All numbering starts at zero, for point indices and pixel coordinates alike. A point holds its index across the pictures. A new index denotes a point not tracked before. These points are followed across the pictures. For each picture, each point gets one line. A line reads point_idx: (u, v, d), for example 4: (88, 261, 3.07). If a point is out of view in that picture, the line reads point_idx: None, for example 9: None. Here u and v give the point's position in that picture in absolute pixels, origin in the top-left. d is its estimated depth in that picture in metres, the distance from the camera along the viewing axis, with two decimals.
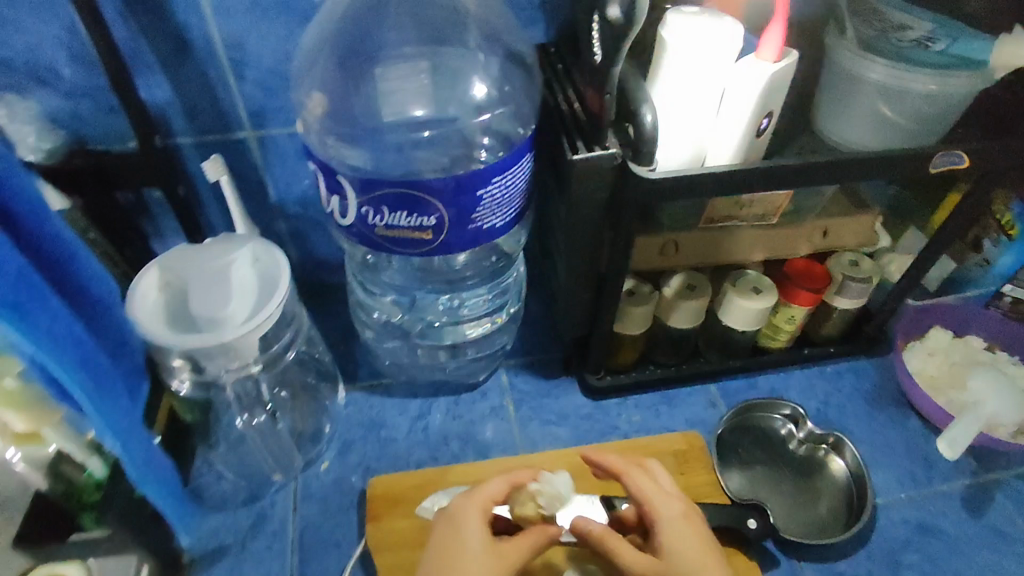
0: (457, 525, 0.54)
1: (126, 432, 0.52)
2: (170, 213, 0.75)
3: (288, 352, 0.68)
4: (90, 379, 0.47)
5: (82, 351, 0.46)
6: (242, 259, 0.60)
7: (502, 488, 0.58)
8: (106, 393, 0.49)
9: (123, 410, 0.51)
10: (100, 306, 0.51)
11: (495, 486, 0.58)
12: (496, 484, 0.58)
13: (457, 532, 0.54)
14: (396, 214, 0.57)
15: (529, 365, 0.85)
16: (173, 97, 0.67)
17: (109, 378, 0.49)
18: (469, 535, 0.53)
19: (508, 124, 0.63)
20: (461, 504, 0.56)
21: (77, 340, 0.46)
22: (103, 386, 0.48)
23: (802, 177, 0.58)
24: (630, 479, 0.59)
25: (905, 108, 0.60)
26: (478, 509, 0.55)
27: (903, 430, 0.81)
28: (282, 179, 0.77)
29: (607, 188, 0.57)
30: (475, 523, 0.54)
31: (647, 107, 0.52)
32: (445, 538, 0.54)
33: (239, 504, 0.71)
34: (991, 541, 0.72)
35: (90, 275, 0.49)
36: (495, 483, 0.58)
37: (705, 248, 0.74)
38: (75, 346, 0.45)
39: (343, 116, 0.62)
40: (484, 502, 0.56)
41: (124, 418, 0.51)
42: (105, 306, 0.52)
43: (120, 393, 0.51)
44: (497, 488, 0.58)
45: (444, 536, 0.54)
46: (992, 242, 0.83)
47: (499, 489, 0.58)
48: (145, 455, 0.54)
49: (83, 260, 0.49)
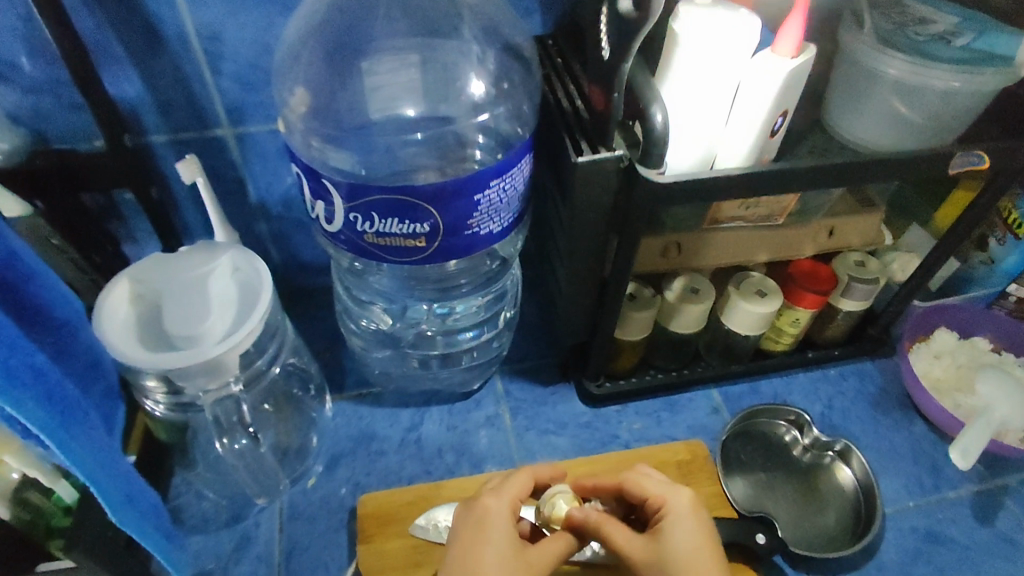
0: (481, 516, 0.54)
1: (98, 468, 0.47)
2: (142, 216, 0.71)
3: (272, 366, 0.64)
4: (55, 413, 0.42)
5: (44, 384, 0.41)
6: (220, 270, 0.56)
7: (527, 484, 0.59)
8: (73, 427, 0.44)
9: (93, 444, 0.46)
10: (66, 331, 0.47)
11: (521, 481, 0.59)
12: (522, 480, 0.59)
13: (480, 527, 0.54)
14: (387, 221, 0.53)
15: (525, 371, 0.82)
16: (143, 92, 0.62)
17: (76, 411, 0.44)
18: (493, 529, 0.53)
19: (507, 124, 0.59)
20: (494, 499, 0.56)
21: (37, 372, 0.40)
22: (69, 420, 0.43)
23: (816, 180, 0.55)
24: (636, 477, 0.58)
25: (924, 106, 0.57)
26: (508, 503, 0.56)
27: (910, 435, 0.79)
28: (263, 179, 0.72)
29: (612, 191, 0.53)
30: (500, 518, 0.54)
31: (658, 105, 0.48)
32: (467, 532, 0.54)
33: (222, 525, 0.68)
34: (1001, 549, 0.71)
35: (52, 295, 0.45)
36: (521, 479, 0.59)
37: (710, 248, 0.70)
38: (32, 381, 0.40)
39: (328, 113, 0.58)
40: (511, 500, 0.56)
41: (94, 452, 0.47)
42: (72, 327, 0.48)
43: (90, 424, 0.46)
44: (521, 485, 0.58)
45: (468, 529, 0.54)
46: (997, 241, 0.80)
47: (523, 487, 0.58)
48: (118, 493, 0.49)
49: (43, 280, 0.44)
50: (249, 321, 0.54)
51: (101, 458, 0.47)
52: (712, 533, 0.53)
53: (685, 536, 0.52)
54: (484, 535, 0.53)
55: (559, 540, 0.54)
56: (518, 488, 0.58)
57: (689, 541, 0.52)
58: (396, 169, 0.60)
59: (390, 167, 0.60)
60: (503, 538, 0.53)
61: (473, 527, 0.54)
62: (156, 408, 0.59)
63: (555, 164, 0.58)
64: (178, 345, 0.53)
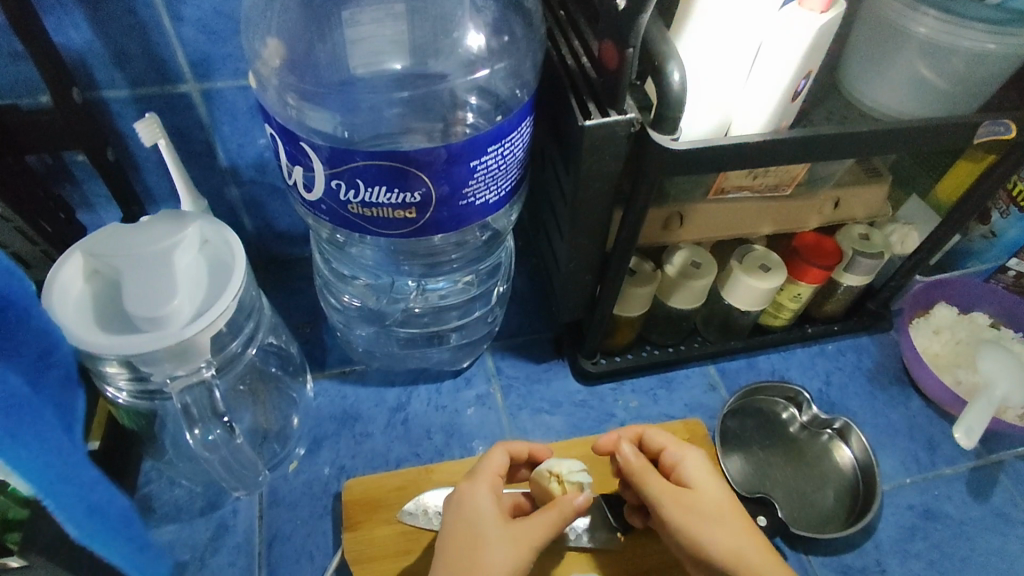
0: (468, 504, 0.51)
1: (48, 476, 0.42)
2: (97, 179, 0.65)
3: (248, 348, 0.59)
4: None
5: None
6: (187, 243, 0.51)
7: (506, 462, 0.56)
8: (19, 426, 0.39)
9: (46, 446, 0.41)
10: (13, 316, 0.40)
11: (497, 459, 0.56)
12: (499, 458, 0.56)
13: (476, 507, 0.50)
14: (374, 189, 0.48)
15: (517, 347, 0.78)
16: (93, 40, 0.55)
17: (25, 411, 0.39)
18: (484, 508, 0.50)
19: (505, 85, 0.53)
20: (468, 482, 0.53)
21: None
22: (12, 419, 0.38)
23: (839, 149, 0.52)
24: (646, 436, 0.58)
25: (948, 71, 0.55)
26: (488, 483, 0.53)
27: (907, 410, 0.78)
28: (234, 140, 0.66)
29: (623, 158, 0.49)
30: (487, 499, 0.51)
31: (675, 63, 0.43)
32: (461, 517, 0.50)
33: (196, 514, 0.64)
34: (996, 526, 0.70)
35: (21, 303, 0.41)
36: (496, 456, 0.56)
37: (715, 221, 0.66)
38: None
39: (304, 68, 0.52)
40: (490, 477, 0.53)
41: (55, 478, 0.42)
42: (20, 312, 0.40)
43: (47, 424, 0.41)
44: (500, 463, 0.55)
45: (455, 516, 0.50)
46: (1000, 214, 0.77)
47: (502, 464, 0.55)
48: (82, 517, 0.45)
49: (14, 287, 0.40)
50: (221, 300, 0.49)
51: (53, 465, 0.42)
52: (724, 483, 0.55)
53: (708, 484, 0.53)
54: (480, 518, 0.49)
55: (554, 512, 0.50)
56: (497, 467, 0.55)
57: (714, 490, 0.53)
58: (380, 133, 0.54)
59: (377, 130, 0.54)
60: (495, 516, 0.50)
61: (466, 509, 0.50)
62: (119, 396, 0.54)
63: (558, 128, 0.53)
64: (141, 326, 0.48)
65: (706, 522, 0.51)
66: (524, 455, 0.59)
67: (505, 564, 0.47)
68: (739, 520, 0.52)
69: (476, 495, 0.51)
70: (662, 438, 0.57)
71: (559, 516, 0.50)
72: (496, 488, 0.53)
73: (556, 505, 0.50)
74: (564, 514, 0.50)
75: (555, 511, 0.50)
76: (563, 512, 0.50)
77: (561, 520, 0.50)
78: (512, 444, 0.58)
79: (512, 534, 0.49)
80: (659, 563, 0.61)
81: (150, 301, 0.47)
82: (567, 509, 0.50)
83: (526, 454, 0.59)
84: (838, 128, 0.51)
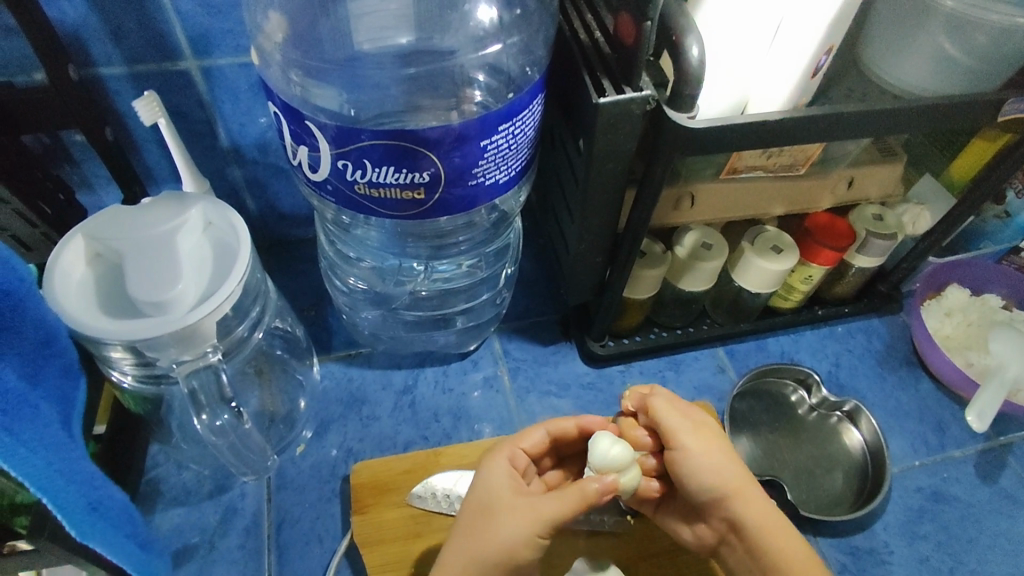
0: (484, 478, 0.51)
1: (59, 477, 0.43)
2: (97, 159, 0.63)
3: (254, 332, 0.58)
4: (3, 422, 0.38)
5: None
6: (190, 225, 0.50)
7: (539, 440, 0.56)
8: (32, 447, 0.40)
9: (50, 444, 0.41)
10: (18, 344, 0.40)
11: (535, 437, 0.56)
12: (537, 435, 0.56)
13: (490, 479, 0.51)
14: (381, 170, 0.46)
15: (524, 330, 0.77)
16: (89, 15, 0.53)
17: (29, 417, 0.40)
18: (498, 481, 0.51)
19: (516, 61, 0.51)
20: (491, 459, 0.53)
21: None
22: (14, 417, 0.38)
23: (858, 128, 0.50)
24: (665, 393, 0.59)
25: (972, 47, 0.53)
26: (508, 458, 0.53)
27: (916, 393, 0.77)
28: (235, 119, 0.65)
29: (638, 138, 0.48)
30: (504, 473, 0.52)
31: (694, 38, 0.42)
32: (475, 494, 0.51)
33: (204, 497, 0.64)
34: (1004, 507, 0.70)
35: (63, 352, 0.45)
36: (535, 434, 0.56)
37: (726, 202, 0.64)
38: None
39: (308, 43, 0.50)
40: (511, 453, 0.54)
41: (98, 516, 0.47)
42: (14, 301, 0.40)
43: (45, 419, 0.41)
44: (533, 440, 0.55)
45: (475, 496, 0.50)
46: (1016, 194, 0.76)
47: (535, 443, 0.56)
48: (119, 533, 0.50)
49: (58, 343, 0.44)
50: (226, 284, 0.48)
51: (60, 463, 0.43)
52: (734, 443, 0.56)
53: (719, 438, 0.54)
54: (494, 489, 0.50)
55: (575, 497, 0.47)
56: (530, 445, 0.56)
57: (721, 442, 0.54)
58: (386, 110, 0.53)
59: (383, 108, 0.53)
60: (509, 487, 0.50)
61: (480, 484, 0.51)
62: (125, 380, 0.53)
63: (570, 108, 0.52)
64: (146, 311, 0.47)
65: (721, 459, 0.53)
66: (569, 431, 0.57)
67: (514, 536, 0.46)
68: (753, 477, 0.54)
69: (494, 469, 0.52)
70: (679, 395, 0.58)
71: (584, 499, 0.47)
72: (517, 461, 0.54)
73: (577, 488, 0.48)
74: (584, 497, 0.47)
75: (578, 492, 0.48)
76: (586, 494, 0.47)
77: (581, 503, 0.47)
78: (556, 421, 0.57)
79: (528, 509, 0.47)
80: (667, 544, 0.61)
81: (154, 285, 0.46)
82: (585, 495, 0.47)
83: (573, 431, 0.57)
84: (859, 107, 0.49)
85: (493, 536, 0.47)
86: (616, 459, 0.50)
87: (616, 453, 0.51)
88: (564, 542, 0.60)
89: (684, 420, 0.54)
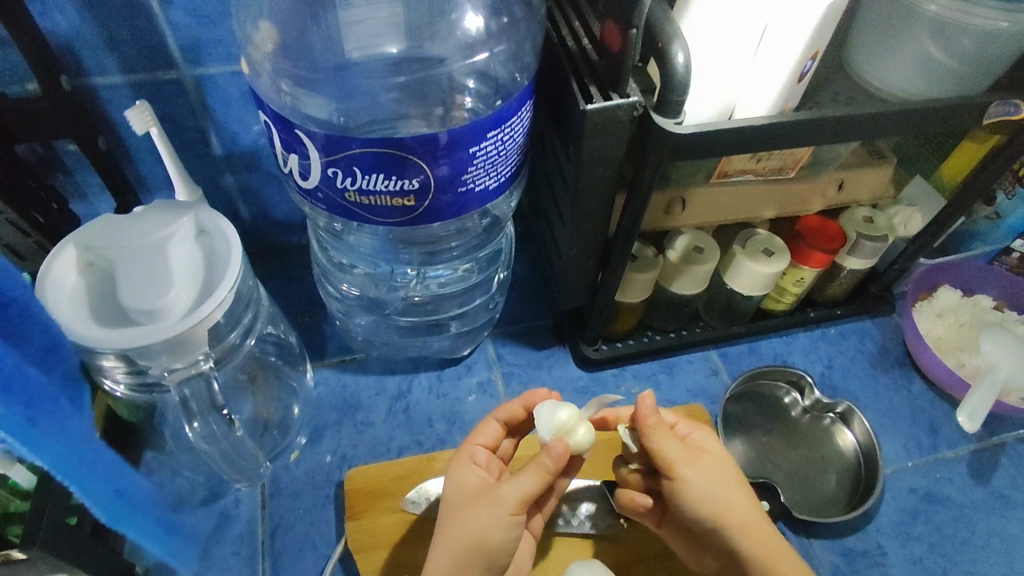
0: (452, 479, 0.52)
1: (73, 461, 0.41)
2: (90, 168, 0.64)
3: (246, 339, 0.58)
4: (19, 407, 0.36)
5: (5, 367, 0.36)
6: (181, 233, 0.50)
7: (495, 431, 0.56)
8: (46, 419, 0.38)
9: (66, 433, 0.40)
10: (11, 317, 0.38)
11: (489, 429, 0.56)
12: (491, 427, 0.56)
13: (456, 479, 0.51)
14: (371, 177, 0.47)
15: (518, 334, 0.77)
16: (81, 26, 0.53)
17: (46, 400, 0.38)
18: (462, 479, 0.51)
19: (504, 68, 0.52)
20: (455, 456, 0.54)
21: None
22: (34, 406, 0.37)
23: (846, 132, 0.51)
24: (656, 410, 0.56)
25: (957, 50, 0.54)
26: (469, 455, 0.53)
27: (908, 393, 0.77)
28: (228, 127, 0.65)
29: (626, 144, 0.48)
30: (468, 470, 0.52)
31: (679, 44, 0.42)
32: (446, 497, 0.51)
33: (199, 503, 0.64)
34: (996, 507, 0.70)
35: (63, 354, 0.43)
36: (489, 426, 0.56)
37: (717, 206, 0.65)
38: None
39: (299, 52, 0.51)
40: (471, 448, 0.54)
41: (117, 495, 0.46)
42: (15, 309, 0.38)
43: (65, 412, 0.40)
44: (489, 433, 0.56)
45: (444, 501, 0.51)
46: (1006, 194, 0.76)
47: (491, 435, 0.56)
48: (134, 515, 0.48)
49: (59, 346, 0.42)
50: (218, 291, 0.49)
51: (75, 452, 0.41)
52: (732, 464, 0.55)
53: (715, 466, 0.53)
54: (457, 489, 0.50)
55: (533, 473, 0.47)
56: (486, 438, 0.56)
57: (719, 470, 0.52)
58: (377, 117, 0.53)
59: (374, 115, 0.53)
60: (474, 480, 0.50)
61: (450, 486, 0.51)
62: (117, 388, 0.53)
63: (559, 114, 0.53)
64: (138, 319, 0.47)
65: (721, 489, 0.51)
66: (519, 413, 0.56)
67: (483, 525, 0.47)
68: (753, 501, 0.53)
69: (460, 468, 0.52)
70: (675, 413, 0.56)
71: (543, 470, 0.47)
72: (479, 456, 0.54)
73: (535, 464, 0.47)
74: (541, 469, 0.47)
75: (535, 467, 0.47)
76: (543, 466, 0.47)
77: (540, 473, 0.47)
78: (504, 406, 0.57)
79: (492, 496, 0.47)
80: (663, 547, 0.61)
81: (144, 291, 0.47)
82: (540, 467, 0.47)
83: (522, 411, 0.56)
84: (847, 110, 0.50)
85: (462, 531, 0.47)
86: (566, 421, 0.49)
87: (564, 416, 0.50)
88: (561, 547, 0.60)
89: (681, 449, 0.52)
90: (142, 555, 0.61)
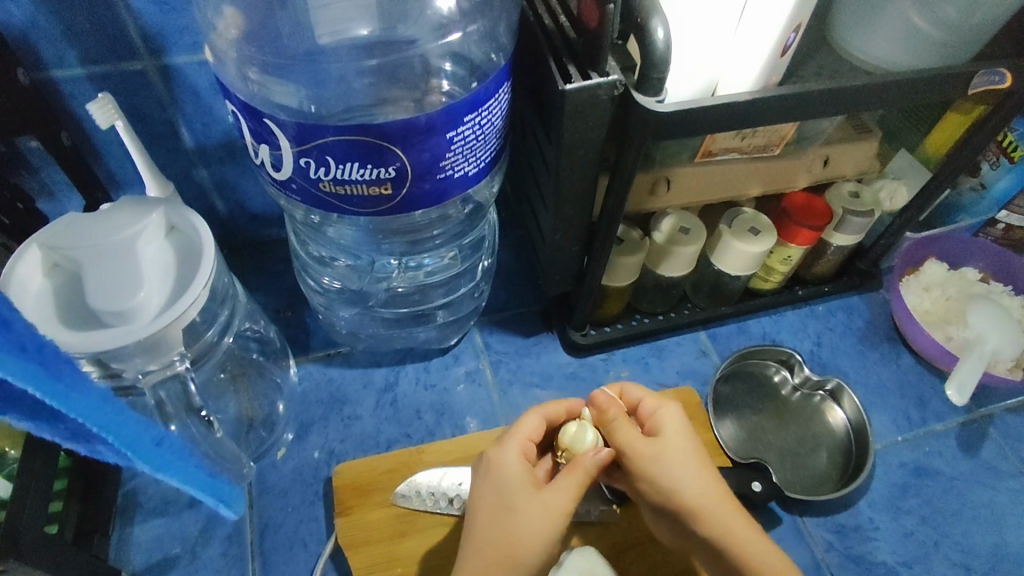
0: (496, 475, 0.49)
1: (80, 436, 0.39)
2: (56, 165, 0.61)
3: (224, 336, 0.57)
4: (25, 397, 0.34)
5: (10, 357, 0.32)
6: (151, 231, 0.48)
7: (538, 426, 0.53)
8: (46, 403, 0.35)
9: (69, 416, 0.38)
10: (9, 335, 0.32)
11: (532, 423, 0.53)
12: (534, 421, 0.53)
13: (505, 477, 0.48)
14: (346, 166, 0.45)
15: (504, 322, 0.76)
16: (37, 17, 0.51)
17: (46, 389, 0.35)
18: (511, 475, 0.49)
19: (479, 48, 0.51)
20: (497, 450, 0.50)
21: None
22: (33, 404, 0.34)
23: (828, 107, 0.50)
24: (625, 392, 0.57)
25: (941, 19, 0.53)
26: (517, 449, 0.50)
27: (896, 367, 0.78)
28: (198, 119, 0.63)
29: (606, 124, 0.47)
30: (516, 466, 0.49)
31: (659, 18, 0.41)
32: (490, 491, 0.48)
33: (185, 506, 0.63)
34: (986, 478, 0.71)
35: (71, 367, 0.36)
36: (531, 420, 0.53)
37: (702, 185, 0.64)
38: None
39: (264, 37, 0.49)
40: (521, 442, 0.51)
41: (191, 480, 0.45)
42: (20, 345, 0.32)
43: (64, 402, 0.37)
44: (533, 426, 0.52)
45: (486, 497, 0.48)
46: (990, 165, 0.75)
47: (536, 430, 0.52)
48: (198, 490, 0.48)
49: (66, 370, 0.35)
50: (192, 289, 0.47)
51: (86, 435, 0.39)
52: (698, 450, 0.53)
53: (683, 453, 0.52)
54: (507, 487, 0.48)
55: (578, 477, 0.48)
56: (530, 431, 0.52)
57: (687, 457, 0.52)
58: (352, 105, 0.51)
59: (349, 103, 0.51)
60: (524, 481, 0.48)
61: (496, 482, 0.48)
62: None
63: (538, 96, 0.51)
64: (109, 321, 0.46)
65: (675, 478, 0.51)
66: (563, 416, 0.55)
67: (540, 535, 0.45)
68: (718, 486, 0.51)
69: (503, 463, 0.49)
70: (639, 393, 0.56)
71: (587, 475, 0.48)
72: (526, 451, 0.51)
73: (580, 467, 0.48)
74: (589, 474, 0.48)
75: (580, 472, 0.48)
76: (588, 471, 0.48)
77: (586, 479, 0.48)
78: (549, 406, 0.55)
79: (547, 502, 0.46)
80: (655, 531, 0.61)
81: (118, 293, 0.45)
82: (587, 470, 0.48)
83: (565, 415, 0.55)
84: (830, 83, 0.49)
85: (526, 533, 0.45)
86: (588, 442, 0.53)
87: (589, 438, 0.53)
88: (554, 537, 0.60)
89: (637, 437, 0.52)
90: (128, 560, 0.60)
